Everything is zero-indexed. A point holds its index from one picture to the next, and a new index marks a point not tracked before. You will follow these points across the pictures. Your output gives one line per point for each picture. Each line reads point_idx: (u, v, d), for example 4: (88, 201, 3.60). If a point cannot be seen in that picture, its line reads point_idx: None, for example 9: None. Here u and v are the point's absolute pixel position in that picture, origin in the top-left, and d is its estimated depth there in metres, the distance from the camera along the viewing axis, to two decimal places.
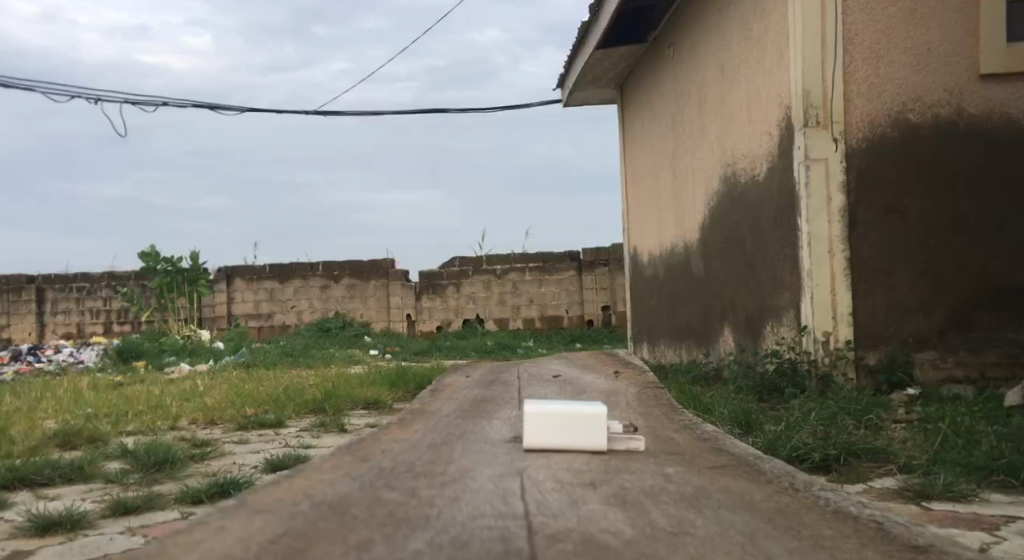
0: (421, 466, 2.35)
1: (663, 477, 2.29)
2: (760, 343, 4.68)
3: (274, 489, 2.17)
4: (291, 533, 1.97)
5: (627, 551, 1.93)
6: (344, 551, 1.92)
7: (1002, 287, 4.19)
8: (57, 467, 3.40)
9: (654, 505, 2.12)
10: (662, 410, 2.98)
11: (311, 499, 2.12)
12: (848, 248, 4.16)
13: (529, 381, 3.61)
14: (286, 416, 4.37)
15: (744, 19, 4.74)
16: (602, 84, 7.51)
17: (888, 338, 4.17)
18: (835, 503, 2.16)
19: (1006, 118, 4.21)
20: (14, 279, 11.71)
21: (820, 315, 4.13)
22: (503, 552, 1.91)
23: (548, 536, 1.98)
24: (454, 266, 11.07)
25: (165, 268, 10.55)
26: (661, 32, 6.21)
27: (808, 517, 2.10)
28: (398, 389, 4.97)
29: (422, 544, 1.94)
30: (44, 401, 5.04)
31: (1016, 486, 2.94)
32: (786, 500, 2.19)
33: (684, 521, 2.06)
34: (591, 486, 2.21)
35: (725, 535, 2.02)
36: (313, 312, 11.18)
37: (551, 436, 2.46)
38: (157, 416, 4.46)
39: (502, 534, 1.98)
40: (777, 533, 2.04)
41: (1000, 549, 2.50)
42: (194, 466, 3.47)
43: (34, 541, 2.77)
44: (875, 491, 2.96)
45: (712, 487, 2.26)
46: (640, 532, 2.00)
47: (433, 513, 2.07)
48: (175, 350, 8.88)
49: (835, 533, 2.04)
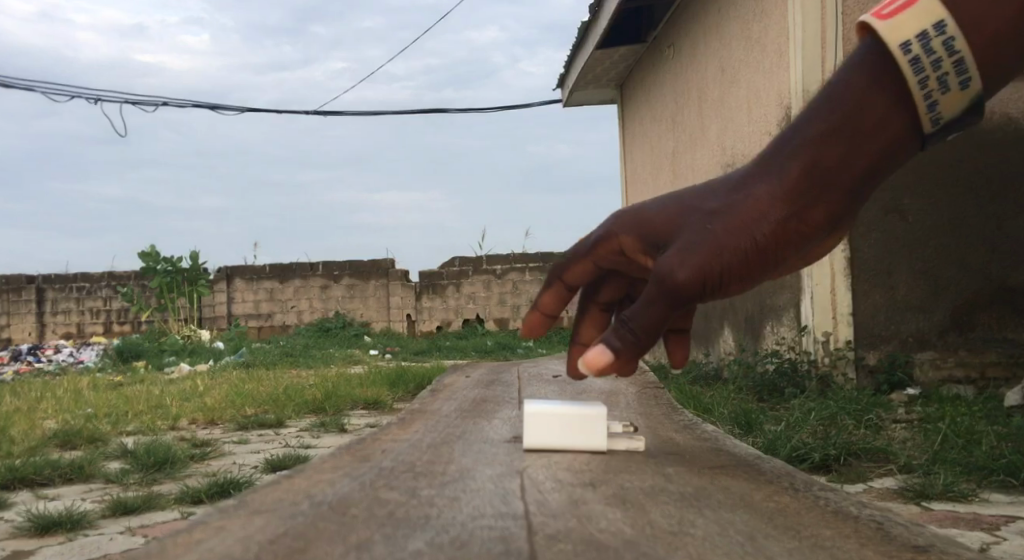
0: (421, 466, 2.23)
1: (663, 477, 2.15)
2: (760, 342, 4.82)
3: (274, 490, 2.02)
4: (291, 532, 1.81)
5: (626, 551, 1.74)
6: (343, 551, 1.74)
7: (1002, 286, 4.22)
8: (57, 467, 3.40)
9: (654, 505, 1.95)
10: (663, 410, 2.95)
11: (311, 499, 1.97)
12: (849, 248, 4.16)
13: (530, 381, 3.60)
14: (286, 415, 4.37)
15: (744, 17, 4.74)
16: (601, 84, 7.52)
17: (888, 338, 4.19)
18: (835, 504, 1.95)
19: (1006, 118, 4.23)
20: (14, 279, 11.73)
21: (820, 316, 4.18)
22: (503, 552, 1.74)
23: (548, 536, 1.81)
24: (454, 266, 11.09)
25: (165, 267, 10.74)
26: (661, 32, 6.20)
27: (807, 517, 1.90)
28: (398, 389, 4.98)
29: (422, 544, 1.77)
30: (44, 401, 5.04)
31: (1015, 486, 2.92)
32: (786, 500, 2.00)
33: (684, 521, 1.88)
34: (591, 486, 2.08)
35: (725, 535, 1.81)
36: (313, 312, 11.18)
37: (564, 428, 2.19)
38: (157, 416, 4.45)
39: (502, 534, 1.81)
40: (777, 534, 1.82)
41: (999, 548, 2.49)
42: (194, 466, 3.47)
43: (33, 542, 2.76)
44: (875, 491, 2.96)
45: (713, 487, 2.09)
46: (640, 532, 1.82)
47: (433, 513, 1.91)
48: (175, 350, 8.89)
49: (835, 533, 1.83)
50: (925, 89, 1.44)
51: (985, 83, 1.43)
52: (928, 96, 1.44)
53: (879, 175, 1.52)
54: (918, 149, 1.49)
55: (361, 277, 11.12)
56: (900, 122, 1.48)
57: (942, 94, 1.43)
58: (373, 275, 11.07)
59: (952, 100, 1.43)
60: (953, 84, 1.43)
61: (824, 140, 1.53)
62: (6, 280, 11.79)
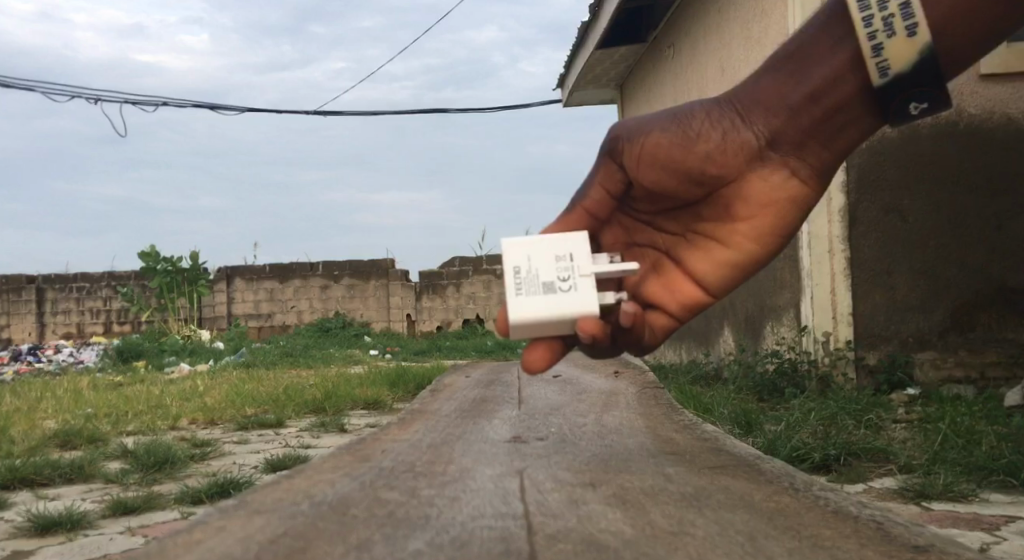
0: (422, 466, 2.23)
1: (663, 477, 2.14)
2: (760, 342, 4.87)
3: (274, 490, 2.02)
4: (291, 532, 1.80)
5: (626, 551, 1.74)
6: (343, 550, 1.74)
7: (1002, 287, 4.21)
8: (57, 467, 3.41)
9: (654, 505, 1.95)
10: (662, 410, 2.90)
11: (311, 499, 1.97)
12: (849, 248, 4.22)
13: (529, 381, 3.59)
14: (286, 415, 4.38)
15: (744, 18, 4.74)
16: (601, 84, 7.53)
17: (888, 338, 4.21)
18: (836, 503, 1.95)
19: (1007, 118, 4.22)
20: (14, 279, 11.73)
21: (820, 315, 4.23)
22: (503, 552, 1.73)
23: (549, 536, 1.80)
24: (454, 266, 11.13)
25: (165, 267, 10.73)
26: (661, 32, 6.21)
27: (806, 517, 1.90)
28: (397, 389, 4.98)
29: (422, 544, 1.76)
30: (45, 401, 5.04)
31: (1016, 486, 2.92)
32: (786, 499, 1.99)
33: (684, 522, 1.88)
34: (591, 486, 2.07)
35: (725, 535, 1.81)
36: (313, 312, 11.18)
37: (536, 264, 1.77)
38: (157, 416, 4.45)
39: (502, 534, 1.80)
40: (777, 533, 1.82)
41: (1000, 548, 2.48)
42: (194, 466, 3.47)
43: (33, 542, 2.77)
44: (875, 491, 2.96)
45: (712, 486, 2.08)
46: (640, 532, 1.82)
47: (433, 513, 1.90)
48: (175, 350, 8.88)
49: (835, 533, 1.82)
50: (872, 31, 1.73)
51: (931, 35, 1.71)
52: (875, 40, 1.74)
53: (818, 95, 1.85)
54: (855, 76, 1.81)
55: (361, 277, 11.12)
56: (845, 52, 1.82)
57: (888, 39, 1.73)
58: (373, 275, 11.08)
59: (897, 49, 1.73)
60: (900, 31, 1.72)
61: (774, 75, 1.90)
62: (6, 280, 11.79)
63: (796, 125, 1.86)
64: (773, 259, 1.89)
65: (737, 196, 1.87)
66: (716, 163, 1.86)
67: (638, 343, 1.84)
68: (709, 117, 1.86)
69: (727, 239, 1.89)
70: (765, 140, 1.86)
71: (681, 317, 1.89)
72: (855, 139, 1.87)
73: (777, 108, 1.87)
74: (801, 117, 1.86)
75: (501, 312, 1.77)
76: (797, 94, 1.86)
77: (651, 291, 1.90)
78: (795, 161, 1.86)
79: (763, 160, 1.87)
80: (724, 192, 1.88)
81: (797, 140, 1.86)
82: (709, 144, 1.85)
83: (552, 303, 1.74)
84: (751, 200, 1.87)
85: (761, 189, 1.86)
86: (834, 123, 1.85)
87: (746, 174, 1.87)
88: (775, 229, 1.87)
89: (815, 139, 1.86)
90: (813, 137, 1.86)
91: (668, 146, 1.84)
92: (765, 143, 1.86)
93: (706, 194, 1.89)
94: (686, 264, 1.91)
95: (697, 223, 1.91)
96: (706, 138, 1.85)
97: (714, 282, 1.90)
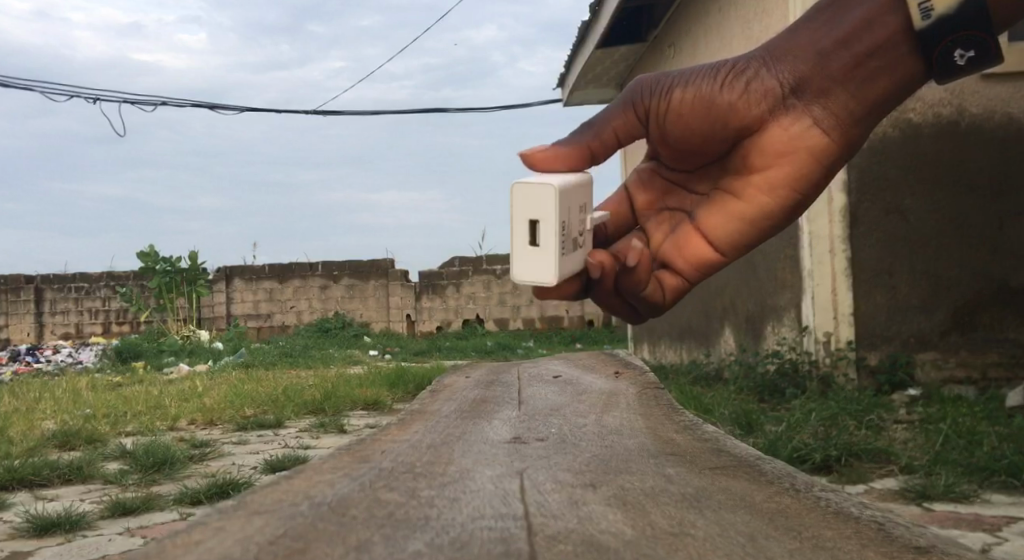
0: (421, 467, 2.22)
1: (663, 477, 2.13)
2: (760, 341, 4.87)
3: (273, 490, 2.00)
4: (291, 533, 1.79)
5: (626, 551, 1.73)
6: (343, 551, 1.73)
7: (1003, 287, 4.20)
8: (56, 467, 3.40)
9: (654, 506, 1.94)
10: (663, 410, 2.88)
11: (311, 500, 1.96)
12: (849, 248, 4.21)
13: (529, 381, 3.59)
14: (285, 415, 4.38)
15: (744, 16, 4.74)
16: (601, 84, 7.53)
17: (889, 338, 4.21)
18: (836, 503, 1.94)
19: (1007, 118, 4.21)
20: (14, 279, 11.74)
21: (821, 315, 4.21)
22: (503, 553, 1.72)
23: (549, 536, 1.79)
24: (453, 267, 11.15)
25: (164, 267, 10.71)
26: (661, 32, 6.20)
27: (808, 518, 1.88)
28: (397, 389, 4.97)
29: (422, 544, 1.76)
30: (44, 401, 5.03)
31: (1017, 487, 2.91)
32: (787, 500, 1.99)
33: (684, 522, 1.87)
34: (591, 486, 2.07)
35: (725, 535, 1.80)
36: (313, 312, 11.18)
37: (571, 218, 1.78)
38: (156, 416, 4.45)
39: (502, 534, 1.79)
40: (777, 534, 1.82)
41: (1001, 549, 2.48)
42: (193, 466, 3.46)
43: (33, 542, 2.76)
44: (875, 491, 2.96)
45: (713, 487, 2.07)
46: (641, 533, 1.81)
47: (433, 513, 1.89)
48: (174, 350, 8.87)
49: (836, 534, 1.81)
50: None
51: None
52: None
53: (848, 42, 1.95)
54: (893, 18, 1.92)
55: (361, 278, 11.11)
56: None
57: None
58: (373, 275, 11.07)
59: None
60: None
61: (806, 26, 2.01)
62: (5, 280, 11.80)
63: (823, 74, 1.97)
64: (788, 211, 2.06)
65: (757, 147, 2.02)
66: (740, 112, 1.99)
67: (636, 291, 2.04)
68: (734, 67, 1.99)
69: (741, 192, 2.06)
70: (789, 88, 1.99)
71: (691, 277, 2.09)
72: (885, 86, 1.96)
73: (805, 57, 1.98)
74: (829, 66, 1.97)
75: (538, 264, 1.74)
76: (827, 44, 1.97)
77: (666, 249, 2.09)
78: (818, 109, 1.99)
79: (787, 108, 2.00)
80: (744, 143, 2.03)
81: (823, 87, 1.98)
82: (729, 94, 1.97)
83: (573, 260, 1.82)
84: (770, 152, 2.02)
85: (781, 138, 2.00)
86: (867, 70, 1.95)
87: (768, 122, 2.01)
88: (792, 182, 2.03)
89: (839, 85, 1.97)
90: (840, 84, 1.97)
91: (691, 97, 1.96)
92: (789, 90, 1.99)
93: (727, 146, 2.04)
94: (700, 219, 2.08)
95: (720, 179, 2.08)
96: (728, 88, 1.97)
97: (726, 236, 2.07)
